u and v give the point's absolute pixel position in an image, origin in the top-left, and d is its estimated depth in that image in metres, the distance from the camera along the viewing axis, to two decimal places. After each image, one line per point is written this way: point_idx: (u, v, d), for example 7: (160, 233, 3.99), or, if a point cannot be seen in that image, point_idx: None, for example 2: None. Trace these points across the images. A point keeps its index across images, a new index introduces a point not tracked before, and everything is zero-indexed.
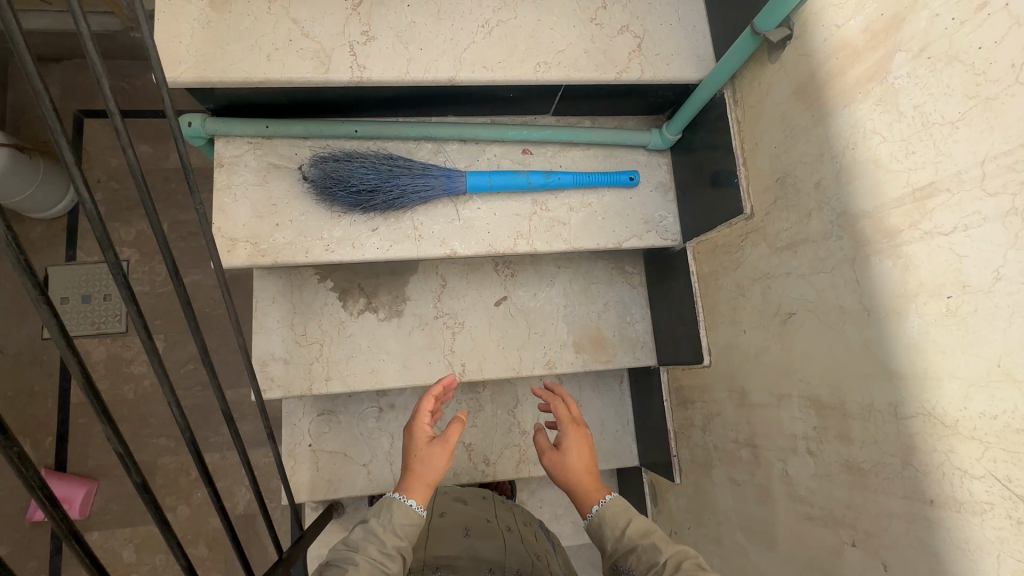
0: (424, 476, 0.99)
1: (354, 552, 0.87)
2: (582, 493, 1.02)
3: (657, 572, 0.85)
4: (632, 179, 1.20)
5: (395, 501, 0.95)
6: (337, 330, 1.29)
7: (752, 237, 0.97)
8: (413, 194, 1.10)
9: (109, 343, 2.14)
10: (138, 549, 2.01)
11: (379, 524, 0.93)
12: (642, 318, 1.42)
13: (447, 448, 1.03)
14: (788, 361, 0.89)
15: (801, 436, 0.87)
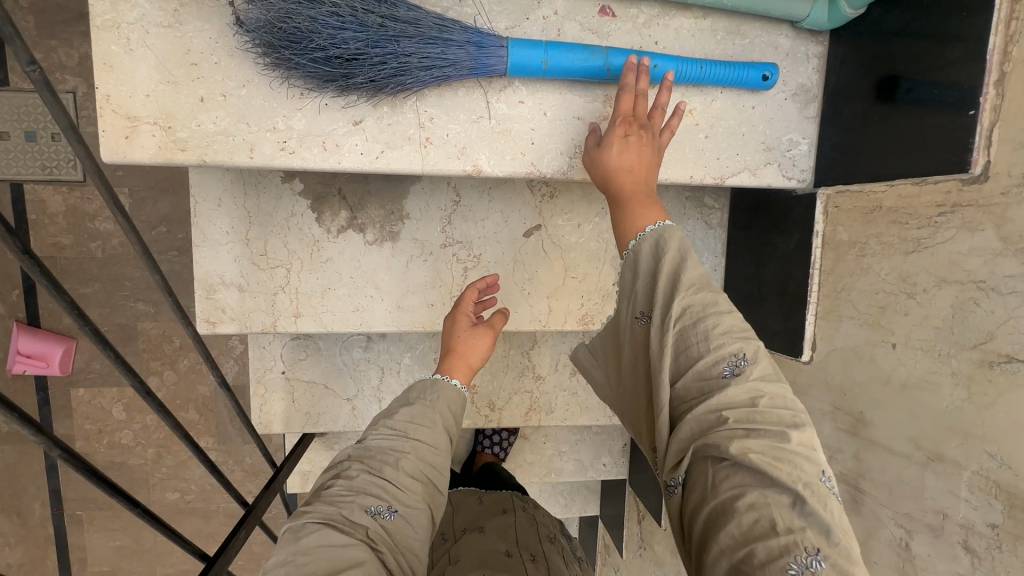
0: (467, 359, 0.90)
1: (406, 448, 0.74)
2: (623, 229, 0.69)
3: (675, 330, 0.57)
4: (768, 77, 0.76)
5: (441, 382, 0.84)
6: (309, 252, 0.95)
7: (968, 217, 0.60)
8: (421, 71, 0.69)
9: (67, 193, 1.68)
10: (128, 409, 1.93)
11: (427, 409, 0.79)
12: (713, 269, 1.08)
13: (491, 333, 0.93)
14: (970, 419, 0.60)
15: (955, 520, 0.61)
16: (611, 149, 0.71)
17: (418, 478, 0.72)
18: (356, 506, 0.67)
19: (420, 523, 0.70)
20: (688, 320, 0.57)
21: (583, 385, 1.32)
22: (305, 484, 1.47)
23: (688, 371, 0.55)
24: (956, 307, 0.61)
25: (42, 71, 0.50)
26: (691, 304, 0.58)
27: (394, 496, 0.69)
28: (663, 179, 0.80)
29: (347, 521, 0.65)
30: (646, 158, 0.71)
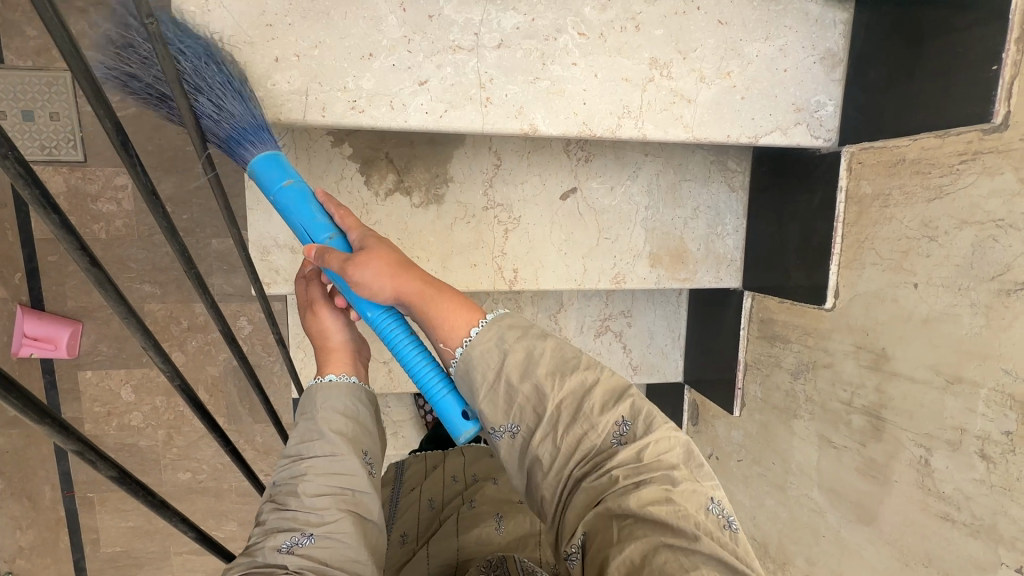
0: (328, 344, 0.82)
1: (302, 471, 0.69)
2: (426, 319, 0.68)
3: (581, 474, 0.60)
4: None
5: (317, 386, 0.78)
6: (359, 215, 0.99)
7: (988, 163, 0.67)
8: (238, 100, 0.71)
9: (67, 172, 1.65)
10: (139, 389, 1.92)
11: (313, 423, 0.74)
12: (736, 230, 1.15)
13: (320, 308, 0.83)
14: (988, 342, 0.67)
15: (973, 433, 0.69)
16: (362, 281, 0.68)
17: (327, 492, 0.68)
18: (267, 549, 0.63)
19: (347, 532, 0.66)
20: (588, 466, 0.59)
21: (606, 346, 1.39)
22: None
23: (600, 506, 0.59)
24: (976, 245, 0.69)
25: (159, 24, 0.53)
26: (539, 390, 0.62)
27: (305, 522, 0.65)
28: (703, 139, 0.86)
29: (265, 566, 0.61)
30: (382, 270, 0.68)
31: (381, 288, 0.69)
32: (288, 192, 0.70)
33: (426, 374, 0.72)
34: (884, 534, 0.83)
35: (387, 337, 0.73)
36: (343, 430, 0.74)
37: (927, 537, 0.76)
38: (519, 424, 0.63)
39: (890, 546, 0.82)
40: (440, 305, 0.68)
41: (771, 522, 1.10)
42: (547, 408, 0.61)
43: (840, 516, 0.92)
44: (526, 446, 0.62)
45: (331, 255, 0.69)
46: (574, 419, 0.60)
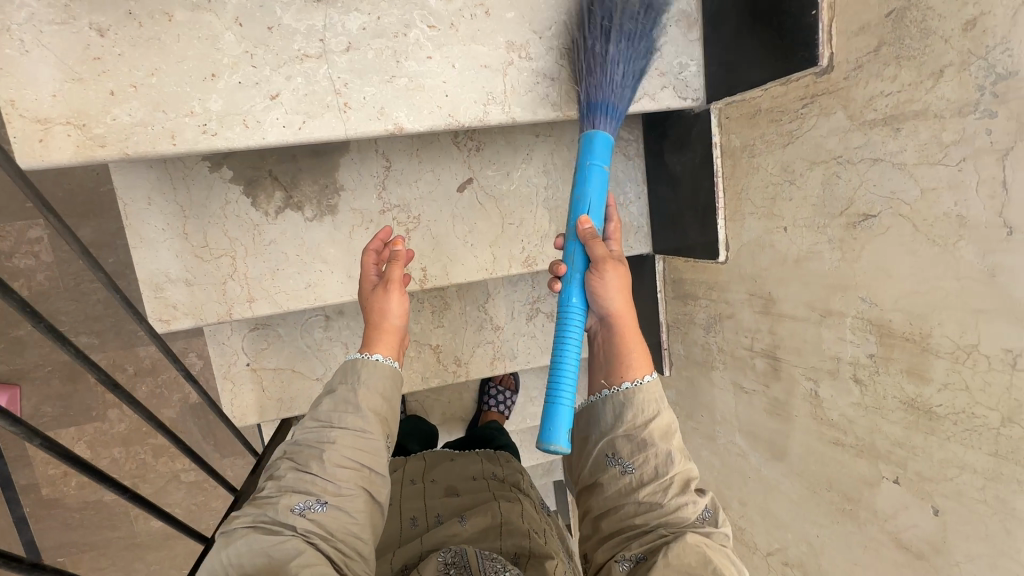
0: (385, 326, 0.92)
1: (330, 439, 0.78)
2: (615, 368, 0.83)
3: (658, 484, 0.75)
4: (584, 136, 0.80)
5: (362, 362, 0.87)
6: (251, 236, 0.97)
7: (823, 104, 0.70)
8: (631, 84, 0.84)
9: None
10: (92, 445, 1.86)
11: (350, 394, 0.83)
12: (638, 197, 1.17)
13: (393, 291, 0.92)
14: (846, 274, 0.71)
15: (846, 360, 0.73)
16: (603, 287, 0.83)
17: (349, 465, 0.77)
18: (281, 506, 0.72)
19: (356, 510, 0.75)
20: (668, 483, 0.75)
21: (540, 327, 1.41)
22: None
23: (660, 516, 0.73)
24: (824, 183, 0.72)
25: None
26: (670, 458, 0.76)
27: (322, 489, 0.74)
28: (573, 114, 0.87)
29: (275, 521, 0.71)
30: (622, 286, 0.84)
31: (610, 301, 0.84)
32: (596, 210, 0.83)
33: (567, 370, 0.81)
34: (795, 467, 0.87)
35: (566, 323, 0.84)
36: (376, 411, 0.83)
37: (827, 463, 0.80)
38: (637, 467, 0.76)
39: (800, 477, 0.86)
40: (630, 350, 0.83)
41: (708, 471, 1.14)
42: (673, 475, 0.75)
43: (759, 456, 0.96)
44: (628, 485, 0.76)
45: (602, 245, 0.82)
46: (682, 491, 0.75)
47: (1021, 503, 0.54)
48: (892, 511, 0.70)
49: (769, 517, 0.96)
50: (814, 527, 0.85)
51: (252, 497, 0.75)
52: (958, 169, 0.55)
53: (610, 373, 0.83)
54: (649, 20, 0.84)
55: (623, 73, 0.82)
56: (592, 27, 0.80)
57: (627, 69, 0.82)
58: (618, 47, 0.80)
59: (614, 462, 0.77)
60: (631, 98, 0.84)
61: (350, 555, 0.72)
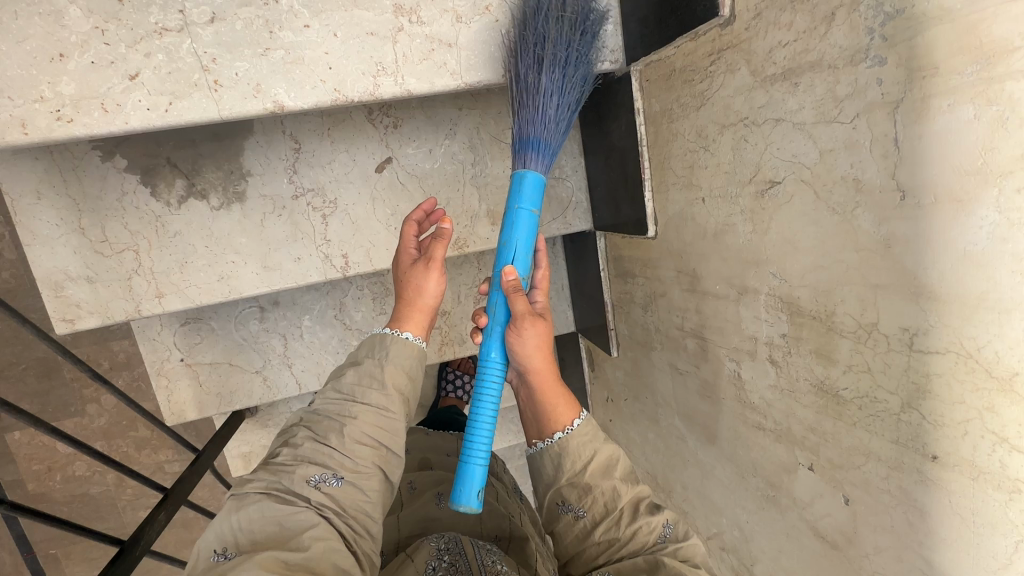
0: (419, 304, 0.87)
1: (352, 413, 0.74)
2: (542, 422, 0.78)
3: (609, 520, 0.70)
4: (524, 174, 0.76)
5: (391, 338, 0.82)
6: (153, 229, 0.92)
7: (729, 59, 0.63)
8: (563, 122, 0.80)
9: None
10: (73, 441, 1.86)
11: (376, 368, 0.79)
12: (574, 170, 1.11)
13: (435, 268, 0.87)
14: (758, 248, 0.65)
15: (762, 341, 0.68)
16: (523, 345, 0.77)
17: (366, 441, 0.73)
18: (297, 476, 0.68)
19: (370, 487, 0.71)
20: (617, 516, 0.70)
21: None
22: (250, 465, 1.53)
23: (619, 550, 0.68)
24: (734, 148, 0.65)
25: None
26: (615, 491, 0.72)
27: (338, 464, 0.70)
28: (476, 84, 0.80)
29: (290, 490, 0.67)
30: (542, 341, 0.78)
31: (530, 360, 0.78)
32: (522, 257, 0.76)
33: (480, 436, 0.76)
34: (725, 451, 0.83)
35: (484, 379, 0.77)
36: (400, 388, 0.79)
37: (752, 448, 0.75)
38: (588, 510, 0.71)
39: (729, 462, 0.82)
40: (556, 400, 0.78)
41: (654, 454, 1.10)
42: (620, 509, 0.70)
43: (695, 440, 0.91)
44: (582, 528, 0.71)
45: (524, 299, 0.76)
46: (635, 517, 0.69)
47: (923, 495, 0.49)
48: (810, 499, 0.65)
49: (706, 501, 0.92)
50: (744, 514, 0.81)
51: (263, 463, 0.72)
52: (852, 127, 0.49)
53: (541, 427, 0.78)
54: (586, 40, 0.80)
55: (556, 107, 0.79)
56: (523, 53, 0.77)
57: (561, 101, 0.79)
58: (550, 77, 0.77)
59: (566, 509, 0.73)
60: (564, 133, 0.81)
61: (361, 533, 0.68)
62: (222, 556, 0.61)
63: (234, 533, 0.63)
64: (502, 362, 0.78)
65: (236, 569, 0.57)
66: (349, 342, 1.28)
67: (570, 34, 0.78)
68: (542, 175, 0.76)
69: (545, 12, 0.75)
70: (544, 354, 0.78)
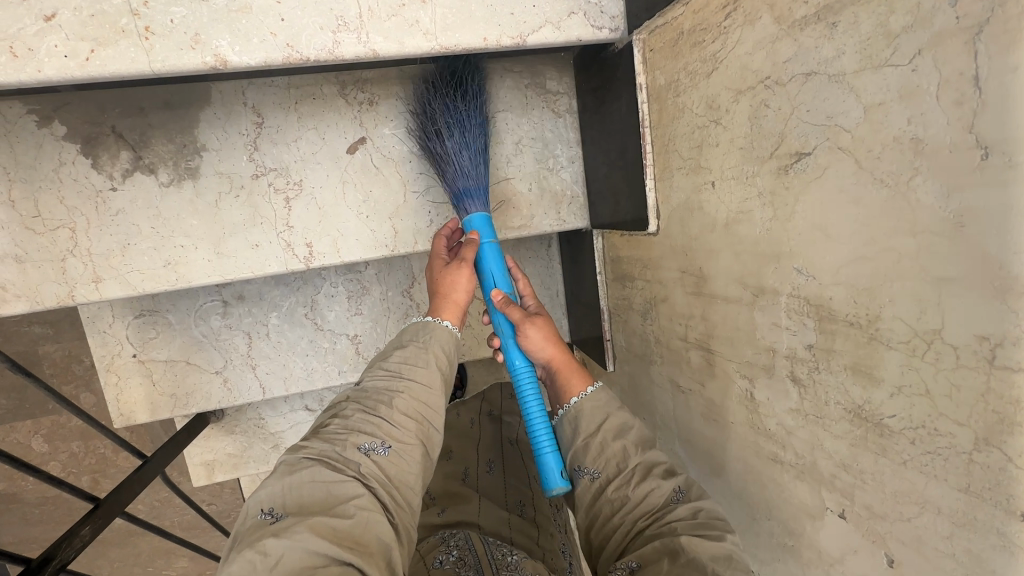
0: (452, 296, 0.85)
1: (399, 389, 0.76)
2: (556, 393, 0.83)
3: (622, 479, 0.71)
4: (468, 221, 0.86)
5: (432, 325, 0.84)
6: (93, 204, 0.82)
7: (747, 9, 0.52)
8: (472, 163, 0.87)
9: None
10: (50, 440, 1.76)
11: (422, 350, 0.81)
12: (570, 161, 1.00)
13: (466, 265, 0.86)
14: (778, 238, 0.53)
15: (782, 354, 0.55)
16: (529, 341, 0.84)
17: (412, 416, 0.75)
18: (349, 443, 0.69)
19: (414, 459, 0.72)
20: (630, 475, 0.71)
21: (474, 315, 1.25)
22: (213, 474, 1.41)
23: (635, 512, 0.68)
24: (751, 117, 0.54)
25: None
26: (627, 451, 0.73)
27: (386, 433, 0.72)
28: (452, 47, 0.70)
29: (341, 457, 0.68)
30: (545, 338, 0.84)
31: (541, 351, 0.84)
32: (499, 279, 0.87)
33: (535, 419, 0.83)
34: (733, 487, 0.70)
35: (521, 387, 0.86)
36: (443, 368, 0.82)
37: (765, 485, 0.62)
38: (602, 471, 0.73)
39: (739, 500, 0.68)
40: (568, 376, 0.81)
41: None
42: (633, 466, 0.71)
43: (698, 471, 0.78)
44: (597, 488, 0.73)
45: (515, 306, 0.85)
46: (645, 478, 0.70)
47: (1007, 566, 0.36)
48: (839, 554, 0.52)
49: None
50: (754, 564, 0.67)
51: (314, 432, 0.72)
52: (911, 69, 0.37)
53: (557, 397, 0.82)
54: (468, 104, 0.87)
55: (470, 158, 0.87)
56: (429, 134, 0.88)
57: (471, 148, 0.87)
58: (454, 139, 0.86)
59: (582, 473, 0.75)
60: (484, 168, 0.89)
61: (403, 505, 0.69)
62: (269, 516, 0.61)
63: (282, 494, 0.63)
64: (529, 365, 0.86)
65: (290, 530, 0.58)
66: (320, 344, 1.17)
67: (455, 103, 0.86)
68: (485, 213, 0.87)
69: (439, 97, 0.86)
70: (549, 345, 0.84)
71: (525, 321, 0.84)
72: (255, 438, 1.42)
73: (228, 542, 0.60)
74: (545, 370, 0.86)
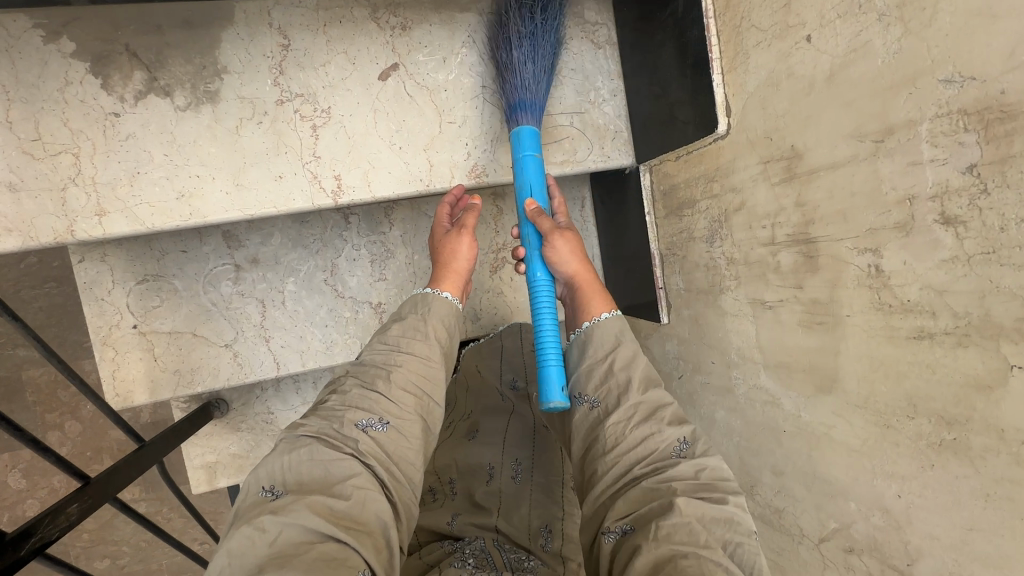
0: (453, 266, 0.85)
1: (397, 361, 0.73)
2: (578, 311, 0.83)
3: (624, 415, 0.71)
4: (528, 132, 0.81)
5: (432, 295, 0.81)
6: (101, 128, 0.74)
7: None
8: (541, 80, 0.84)
9: None
10: (28, 475, 1.59)
11: (421, 322, 0.78)
12: (612, 95, 0.94)
13: (467, 232, 0.86)
14: (912, 56, 0.46)
15: (925, 196, 0.47)
16: (556, 253, 0.81)
17: (411, 390, 0.71)
18: (346, 420, 0.66)
19: (414, 434, 0.69)
20: (632, 413, 0.71)
21: (506, 281, 1.16)
22: (215, 479, 1.26)
23: (628, 455, 0.68)
24: None
25: None
26: (630, 384, 0.73)
27: (384, 409, 0.68)
28: None
29: (338, 434, 0.64)
30: (572, 251, 0.82)
31: (566, 264, 0.82)
32: (539, 193, 0.82)
33: (548, 337, 0.79)
34: (851, 397, 0.59)
35: (538, 297, 0.83)
36: (443, 341, 0.78)
37: (904, 376, 0.52)
38: (602, 400, 0.74)
39: (862, 410, 0.58)
40: (591, 296, 0.82)
41: (726, 440, 0.85)
42: (634, 401, 0.71)
43: (797, 397, 0.68)
44: (596, 419, 0.73)
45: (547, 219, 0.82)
46: (648, 421, 0.70)
47: None
48: None
49: (816, 484, 0.67)
50: (891, 485, 0.56)
51: (312, 409, 0.69)
52: None
53: (576, 316, 0.83)
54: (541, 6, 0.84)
55: (533, 71, 0.83)
56: (501, 43, 0.84)
57: (536, 62, 0.83)
58: (523, 48, 0.82)
59: (581, 401, 0.76)
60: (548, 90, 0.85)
61: (404, 481, 0.66)
62: (269, 494, 0.58)
63: (281, 471, 0.60)
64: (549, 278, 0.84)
65: (288, 508, 0.55)
66: (340, 313, 1.07)
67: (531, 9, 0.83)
68: (535, 126, 0.82)
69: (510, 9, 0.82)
70: (577, 258, 0.82)
71: (556, 234, 0.81)
72: (263, 437, 1.28)
73: (228, 519, 0.57)
74: (567, 287, 0.86)
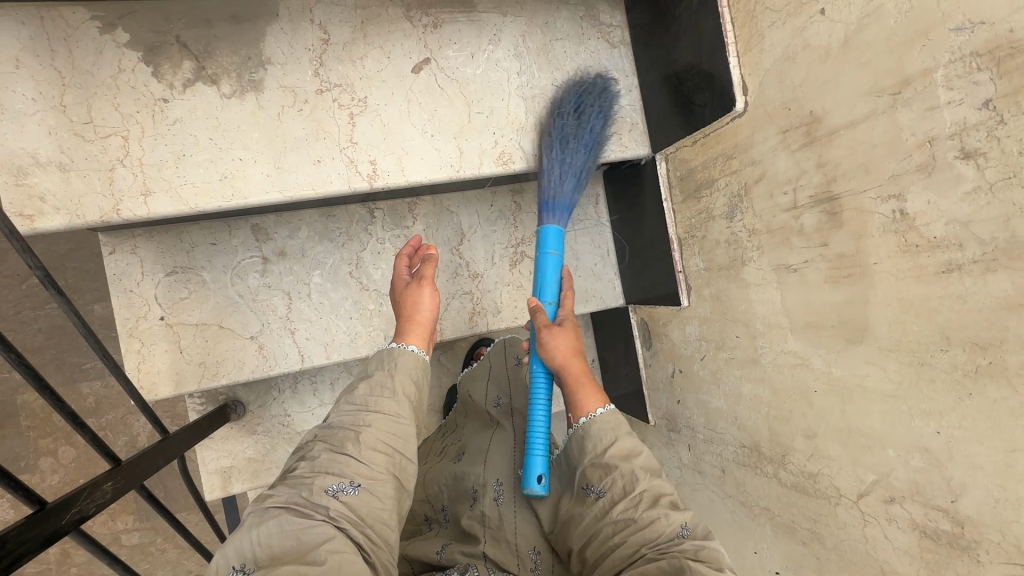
0: (417, 317, 0.90)
1: (366, 421, 0.73)
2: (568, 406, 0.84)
3: (629, 500, 0.70)
4: (547, 235, 0.93)
5: (397, 350, 0.85)
6: (150, 113, 0.78)
7: None
8: (573, 179, 0.94)
9: None
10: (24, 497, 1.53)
11: (386, 378, 0.80)
12: (627, 90, 0.99)
13: (426, 284, 0.93)
14: (923, 14, 0.52)
15: (945, 136, 0.52)
16: (547, 350, 0.89)
17: (380, 449, 0.72)
18: (315, 486, 0.66)
19: (386, 494, 0.69)
20: (638, 498, 0.69)
21: (525, 275, 1.19)
22: (229, 485, 1.24)
23: (636, 536, 0.66)
24: None
25: None
26: (635, 475, 0.71)
27: (354, 471, 0.68)
28: None
29: (307, 502, 0.64)
30: (572, 347, 0.88)
31: (555, 358, 0.88)
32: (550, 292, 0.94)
33: (538, 432, 0.87)
34: (883, 342, 0.62)
35: (536, 392, 0.92)
36: (410, 397, 0.80)
37: (937, 310, 0.55)
38: (608, 489, 0.72)
39: (896, 354, 0.60)
40: (576, 391, 0.84)
41: (753, 414, 0.87)
42: (637, 489, 0.70)
43: (826, 353, 0.70)
44: (600, 508, 0.71)
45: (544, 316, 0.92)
46: (653, 505, 0.69)
47: None
48: None
49: (851, 439, 0.68)
50: (929, 422, 0.58)
51: (280, 478, 0.69)
52: None
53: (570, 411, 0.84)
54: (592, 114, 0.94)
55: (560, 172, 0.93)
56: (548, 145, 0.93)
57: (565, 166, 0.93)
58: (554, 152, 0.92)
59: (589, 491, 0.74)
60: (576, 185, 0.94)
61: (379, 543, 0.66)
62: (240, 574, 0.56)
63: (252, 547, 0.58)
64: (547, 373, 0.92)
65: None
66: (365, 306, 1.09)
67: (568, 119, 0.93)
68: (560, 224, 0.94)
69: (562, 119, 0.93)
70: (568, 354, 0.87)
71: (556, 334, 0.89)
72: (279, 440, 1.26)
73: None
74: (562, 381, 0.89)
